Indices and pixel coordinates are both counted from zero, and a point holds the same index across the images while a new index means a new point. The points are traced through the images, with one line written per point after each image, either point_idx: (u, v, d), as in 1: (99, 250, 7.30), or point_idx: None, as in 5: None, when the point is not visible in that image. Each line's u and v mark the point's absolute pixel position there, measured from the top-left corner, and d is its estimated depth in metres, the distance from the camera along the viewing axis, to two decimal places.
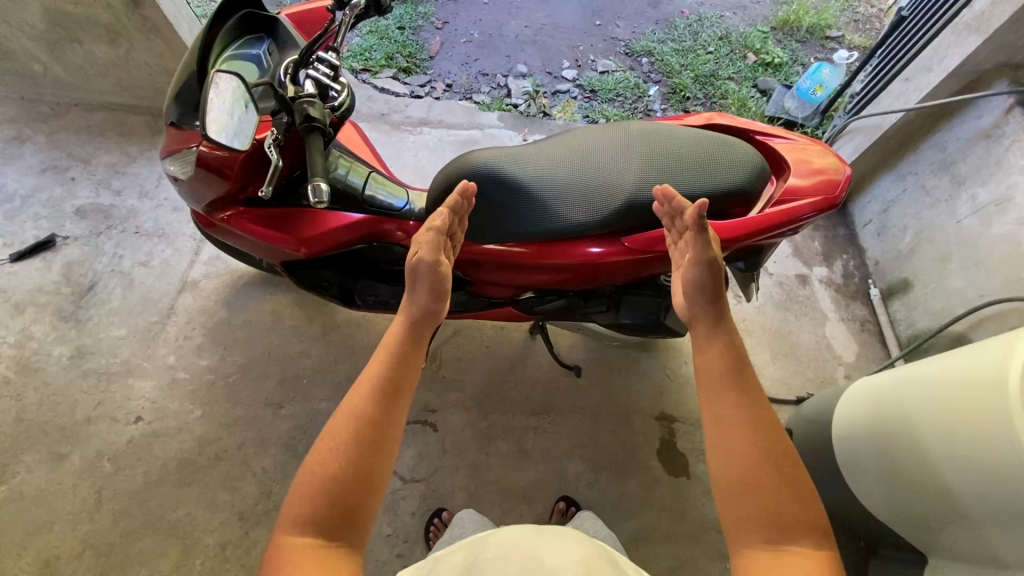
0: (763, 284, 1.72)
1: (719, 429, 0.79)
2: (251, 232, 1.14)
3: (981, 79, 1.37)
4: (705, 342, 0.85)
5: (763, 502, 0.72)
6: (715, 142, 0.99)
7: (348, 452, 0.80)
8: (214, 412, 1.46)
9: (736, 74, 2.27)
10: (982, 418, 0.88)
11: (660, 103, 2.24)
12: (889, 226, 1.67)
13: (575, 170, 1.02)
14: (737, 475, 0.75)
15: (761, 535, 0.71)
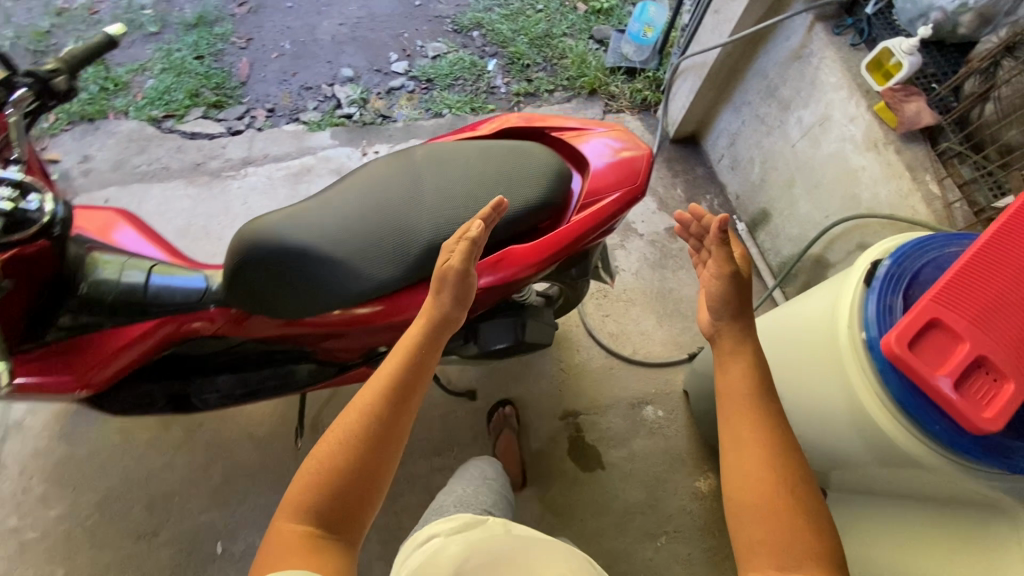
0: (635, 248, 1.70)
1: (737, 446, 0.74)
2: (24, 382, 0.98)
3: (781, 0, 1.33)
4: (733, 353, 0.81)
5: (774, 531, 0.67)
6: (509, 153, 0.92)
7: (350, 457, 0.70)
8: (80, 566, 1.28)
9: (571, 29, 2.16)
10: (823, 365, 0.89)
11: (501, 77, 2.11)
12: (739, 158, 1.66)
13: (366, 218, 0.90)
14: (750, 494, 0.70)
15: (770, 560, 0.66)
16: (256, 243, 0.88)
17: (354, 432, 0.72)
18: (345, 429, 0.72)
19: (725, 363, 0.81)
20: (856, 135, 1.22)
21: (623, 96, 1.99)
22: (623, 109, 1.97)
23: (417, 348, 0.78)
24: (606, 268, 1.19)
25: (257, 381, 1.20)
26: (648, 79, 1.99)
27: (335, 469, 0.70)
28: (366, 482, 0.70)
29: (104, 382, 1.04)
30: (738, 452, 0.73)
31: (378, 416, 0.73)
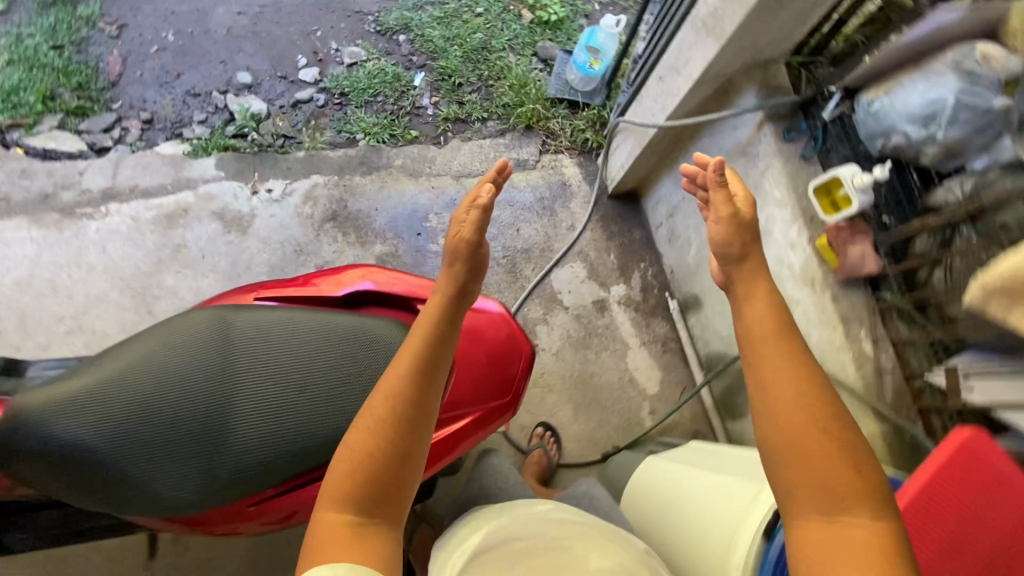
0: (557, 324, 1.55)
1: (770, 399, 0.72)
2: None
3: (731, 83, 1.13)
4: (757, 300, 0.78)
5: (821, 474, 0.68)
6: (356, 343, 0.82)
7: (381, 443, 0.70)
8: None
9: (514, 41, 1.89)
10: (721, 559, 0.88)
11: (428, 95, 1.83)
12: (677, 233, 1.51)
13: (169, 409, 0.72)
14: (794, 439, 0.70)
15: (820, 506, 0.68)
16: (31, 430, 0.65)
17: (383, 413, 0.72)
18: (368, 413, 0.73)
19: (752, 317, 0.78)
20: (792, 265, 1.08)
21: (563, 134, 1.77)
22: (562, 150, 1.76)
23: (439, 321, 0.80)
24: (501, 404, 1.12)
25: (77, 521, 1.03)
26: (591, 117, 1.77)
27: (366, 452, 0.70)
28: (399, 459, 0.71)
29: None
30: (779, 395, 0.71)
31: (404, 397, 0.73)
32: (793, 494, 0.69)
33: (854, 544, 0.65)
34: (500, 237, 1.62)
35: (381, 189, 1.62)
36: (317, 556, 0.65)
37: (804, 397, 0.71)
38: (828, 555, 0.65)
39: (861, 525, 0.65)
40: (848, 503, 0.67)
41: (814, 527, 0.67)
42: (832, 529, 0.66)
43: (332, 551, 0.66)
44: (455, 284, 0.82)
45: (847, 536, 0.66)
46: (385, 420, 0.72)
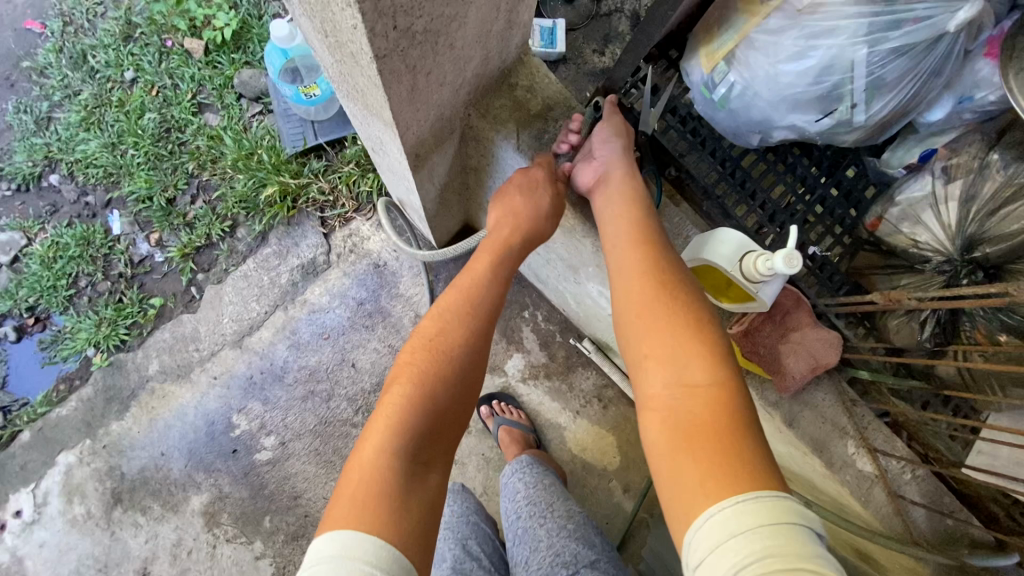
0: (465, 451, 1.18)
1: (631, 281, 0.60)
2: None
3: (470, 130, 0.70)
4: (620, 189, 0.67)
5: (662, 341, 0.54)
6: None
7: (453, 366, 0.60)
8: None
9: (204, 96, 1.30)
10: None
11: (141, 237, 1.27)
12: (542, 277, 1.07)
13: None
14: (651, 300, 0.57)
15: (664, 372, 0.53)
16: None
17: (442, 356, 0.60)
18: (442, 335, 0.62)
19: (598, 194, 0.69)
20: None
21: (339, 193, 1.24)
22: (350, 216, 1.24)
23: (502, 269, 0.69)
24: None
25: None
26: (357, 156, 1.23)
27: (427, 390, 0.57)
28: (453, 408, 0.59)
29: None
30: (639, 278, 0.59)
31: (468, 330, 0.63)
32: (638, 364, 0.55)
33: (687, 406, 0.50)
34: (337, 390, 1.17)
35: (153, 421, 1.15)
36: (342, 501, 0.49)
37: (659, 288, 0.58)
38: (677, 422, 0.49)
39: (706, 385, 0.50)
40: (693, 362, 0.52)
41: (660, 403, 0.51)
42: (679, 409, 0.50)
43: (359, 493, 0.50)
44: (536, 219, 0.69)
45: (683, 414, 0.50)
46: (439, 358, 0.60)
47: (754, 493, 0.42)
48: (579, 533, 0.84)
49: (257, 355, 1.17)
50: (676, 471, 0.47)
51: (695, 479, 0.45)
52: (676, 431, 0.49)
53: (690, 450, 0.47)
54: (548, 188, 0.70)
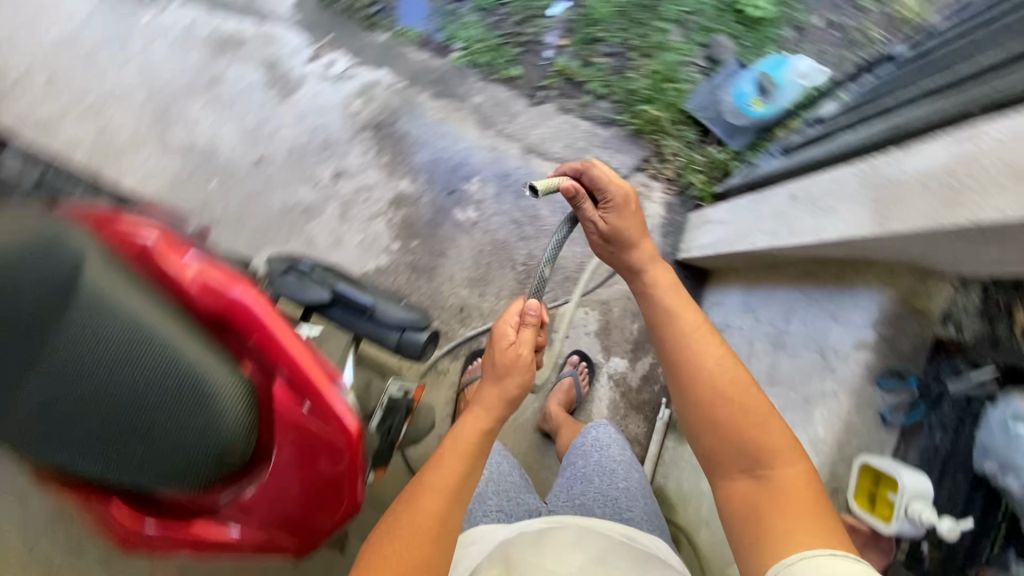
0: None
1: (704, 404, 0.75)
2: None
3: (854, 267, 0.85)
4: (672, 291, 0.87)
5: (737, 441, 0.71)
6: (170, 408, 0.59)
7: (412, 520, 0.70)
8: None
9: (690, 16, 1.46)
10: None
11: (557, 34, 1.48)
12: None
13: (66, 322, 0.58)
14: (719, 388, 0.75)
15: (737, 464, 0.71)
16: None
17: (440, 508, 0.72)
18: (406, 502, 0.73)
19: (648, 280, 0.89)
20: None
21: (674, 161, 1.41)
22: (661, 178, 1.42)
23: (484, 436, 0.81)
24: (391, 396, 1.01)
25: None
26: (713, 160, 1.40)
27: (439, 527, 0.70)
28: (428, 535, 0.69)
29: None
30: (696, 379, 0.77)
31: (439, 482, 0.74)
32: (717, 465, 0.73)
33: (779, 497, 0.66)
34: (529, 243, 1.38)
35: (441, 121, 1.39)
36: None
37: (738, 394, 0.74)
38: (759, 506, 0.67)
39: (782, 475, 0.68)
40: (768, 452, 0.69)
41: (745, 497, 0.69)
42: (758, 493, 0.68)
43: None
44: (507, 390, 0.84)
45: (781, 494, 0.66)
46: (440, 506, 0.72)
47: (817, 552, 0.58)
48: (625, 491, 1.04)
49: (524, 168, 1.40)
50: (759, 534, 0.65)
51: (790, 530, 0.62)
52: (754, 507, 0.67)
53: (781, 518, 0.64)
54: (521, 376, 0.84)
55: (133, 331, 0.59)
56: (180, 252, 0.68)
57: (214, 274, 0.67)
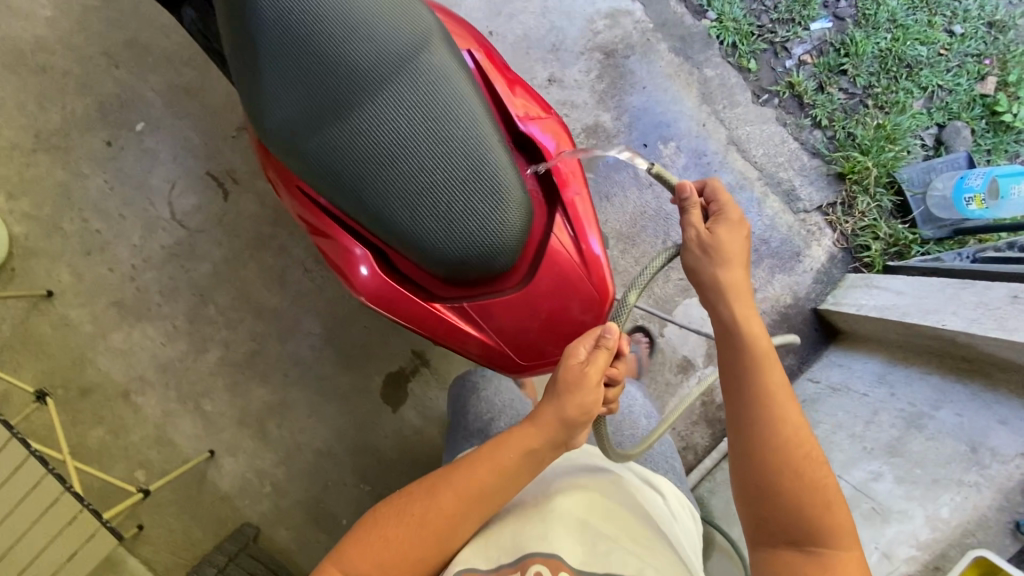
0: (638, 333, 1.39)
1: (764, 467, 0.62)
2: None
3: None
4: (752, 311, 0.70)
5: (794, 515, 0.60)
6: (464, 184, 0.71)
7: (415, 518, 0.61)
8: (60, 24, 1.34)
9: (941, 92, 1.41)
10: None
11: (805, 48, 1.42)
12: (813, 404, 1.23)
13: (399, 89, 0.70)
14: (792, 462, 0.61)
15: (790, 539, 0.60)
16: None
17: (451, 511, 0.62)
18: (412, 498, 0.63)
19: (726, 291, 0.71)
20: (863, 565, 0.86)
21: (859, 219, 1.38)
22: (837, 228, 1.39)
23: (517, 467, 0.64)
24: None
25: None
26: (896, 235, 1.37)
27: (441, 536, 0.61)
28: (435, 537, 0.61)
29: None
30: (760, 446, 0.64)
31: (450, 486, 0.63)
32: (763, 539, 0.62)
33: None
34: None
35: (667, 77, 1.38)
36: None
37: (792, 459, 0.61)
38: None
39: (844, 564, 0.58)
40: (832, 535, 0.58)
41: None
42: (810, 572, 0.58)
43: None
44: (579, 413, 0.65)
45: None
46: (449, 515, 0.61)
47: None
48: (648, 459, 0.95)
49: (720, 156, 1.39)
50: None
51: None
52: None
53: None
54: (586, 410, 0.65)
55: (448, 114, 0.71)
56: (498, 69, 0.81)
57: (523, 96, 0.82)
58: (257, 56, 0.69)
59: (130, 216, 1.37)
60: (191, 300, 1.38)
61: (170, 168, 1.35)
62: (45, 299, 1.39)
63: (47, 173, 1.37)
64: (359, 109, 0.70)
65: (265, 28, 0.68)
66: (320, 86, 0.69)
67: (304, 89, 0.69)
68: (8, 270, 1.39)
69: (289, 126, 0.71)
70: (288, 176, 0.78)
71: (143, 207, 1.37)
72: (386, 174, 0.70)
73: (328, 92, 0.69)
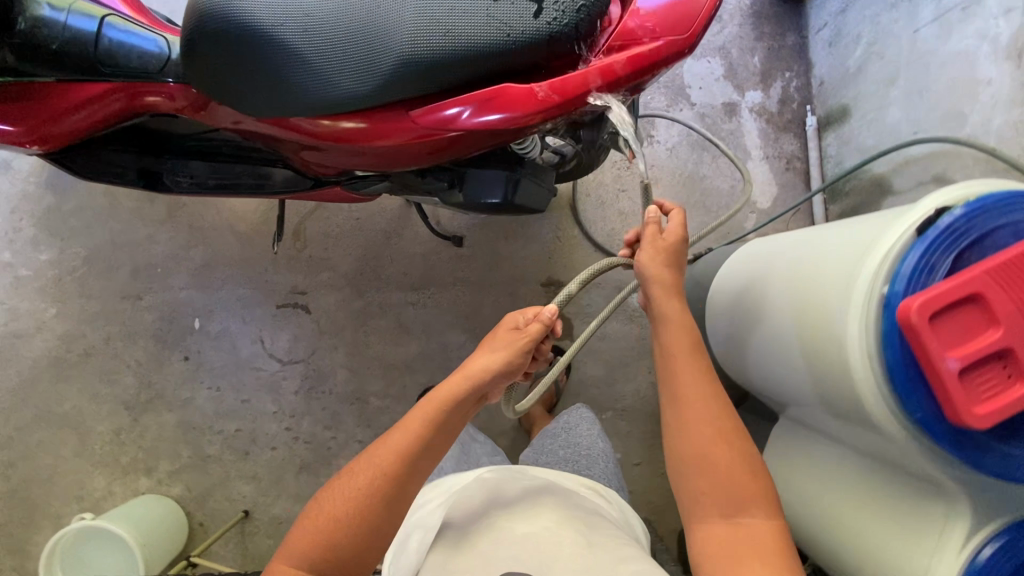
0: (679, 118, 1.45)
1: (699, 427, 0.76)
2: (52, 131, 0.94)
3: None
4: (679, 316, 0.82)
5: (717, 479, 0.73)
6: None
7: (378, 479, 0.73)
8: (70, 309, 1.37)
9: None
10: (767, 329, 0.98)
11: None
12: (843, 32, 1.32)
13: None
14: (714, 442, 0.75)
15: (719, 508, 0.73)
16: None
17: (395, 465, 0.74)
18: (386, 465, 0.75)
19: (667, 286, 0.84)
20: (1001, 38, 0.93)
21: None
22: None
23: (453, 415, 0.79)
24: (534, 203, 1.03)
25: (234, 172, 1.12)
26: None
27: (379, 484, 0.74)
28: (389, 491, 0.73)
29: (54, 146, 0.97)
30: (695, 421, 0.77)
31: (412, 457, 0.76)
32: (694, 499, 0.75)
33: (750, 540, 0.70)
34: None
35: None
36: None
37: (720, 425, 0.76)
38: (732, 548, 0.70)
39: (757, 528, 0.71)
40: (750, 505, 0.72)
41: (718, 536, 0.72)
42: (731, 534, 0.71)
43: None
44: (487, 372, 0.81)
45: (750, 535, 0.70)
46: (394, 470, 0.74)
47: None
48: (588, 456, 1.15)
49: None
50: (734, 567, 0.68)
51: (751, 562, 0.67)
52: (731, 551, 0.69)
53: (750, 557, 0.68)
54: (507, 363, 0.81)
55: None
56: None
57: None
58: (282, 70, 0.76)
59: (251, 394, 1.38)
60: (354, 409, 1.39)
61: (248, 329, 1.37)
62: (247, 518, 1.37)
63: (162, 425, 1.38)
64: (384, 16, 0.72)
65: (280, 37, 0.75)
66: (342, 35, 0.73)
67: (336, 49, 0.73)
68: (200, 525, 1.37)
69: (347, 82, 0.74)
70: (379, 126, 0.79)
71: (255, 378, 1.38)
72: (448, 24, 0.69)
73: (349, 32, 0.73)
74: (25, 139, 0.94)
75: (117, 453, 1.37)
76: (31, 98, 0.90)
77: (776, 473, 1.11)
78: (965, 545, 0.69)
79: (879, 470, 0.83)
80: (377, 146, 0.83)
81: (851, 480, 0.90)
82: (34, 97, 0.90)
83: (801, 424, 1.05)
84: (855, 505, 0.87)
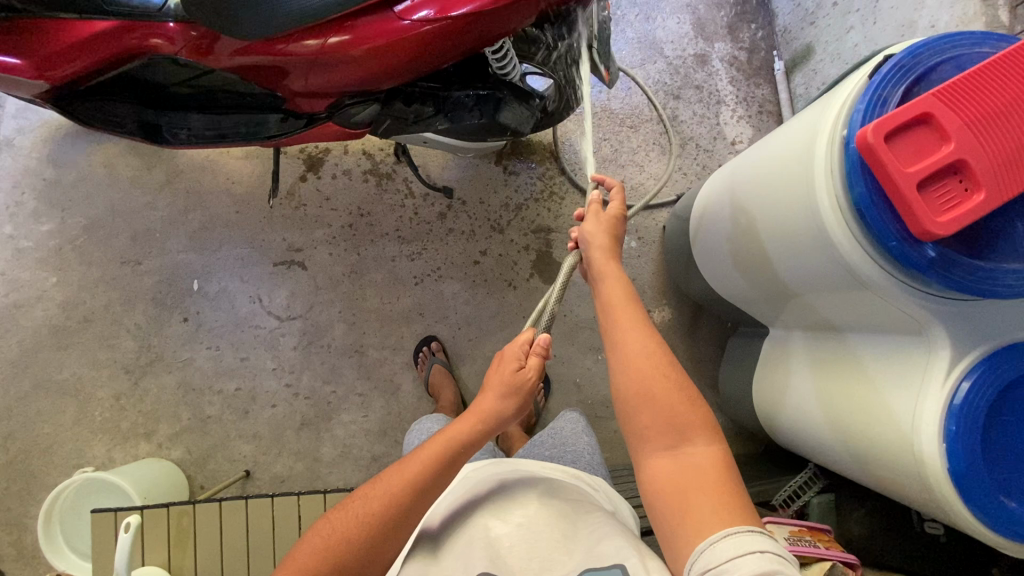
0: (652, 70, 1.52)
1: (628, 360, 0.69)
2: (55, 71, 1.00)
3: None
4: (612, 271, 0.80)
5: (660, 410, 0.65)
6: None
7: (386, 508, 0.67)
8: (70, 277, 1.39)
9: None
10: (736, 232, 1.01)
11: None
12: None
13: None
14: (647, 379, 0.67)
15: (661, 441, 0.65)
16: None
17: (408, 494, 0.68)
18: (398, 491, 0.68)
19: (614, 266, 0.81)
20: None
21: None
22: None
23: (460, 447, 0.73)
24: (521, 120, 1.07)
25: (228, 123, 1.15)
26: None
27: (393, 511, 0.67)
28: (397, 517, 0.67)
29: (60, 83, 1.03)
30: (632, 348, 0.70)
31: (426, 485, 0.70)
32: (639, 437, 0.66)
33: (694, 472, 0.61)
34: None
35: None
36: None
37: (658, 359, 0.69)
38: (676, 486, 0.61)
39: (699, 455, 0.63)
40: (691, 434, 0.64)
41: (662, 477, 0.62)
42: (678, 468, 0.62)
43: None
44: (495, 415, 0.76)
45: (691, 470, 0.62)
46: (406, 498, 0.68)
47: (729, 535, 0.53)
48: (573, 452, 1.05)
49: None
50: (684, 512, 0.58)
51: (705, 503, 0.58)
52: (679, 487, 0.60)
53: (694, 496, 0.59)
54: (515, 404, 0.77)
55: None
56: None
57: None
58: None
59: (250, 352, 1.39)
60: (352, 362, 1.40)
61: (246, 288, 1.40)
62: (248, 478, 1.36)
63: (161, 388, 1.38)
64: None
65: None
66: None
67: None
68: (200, 488, 1.36)
69: None
70: (367, 34, 0.86)
71: (254, 336, 1.39)
72: None
73: None
74: (31, 76, 1.00)
75: (116, 419, 1.37)
76: (37, 39, 0.97)
77: (767, 379, 1.13)
78: (948, 375, 0.72)
79: (862, 336, 0.86)
80: (362, 59, 0.90)
81: (840, 363, 0.91)
82: (41, 38, 0.96)
83: (786, 326, 1.08)
84: (842, 380, 0.90)
